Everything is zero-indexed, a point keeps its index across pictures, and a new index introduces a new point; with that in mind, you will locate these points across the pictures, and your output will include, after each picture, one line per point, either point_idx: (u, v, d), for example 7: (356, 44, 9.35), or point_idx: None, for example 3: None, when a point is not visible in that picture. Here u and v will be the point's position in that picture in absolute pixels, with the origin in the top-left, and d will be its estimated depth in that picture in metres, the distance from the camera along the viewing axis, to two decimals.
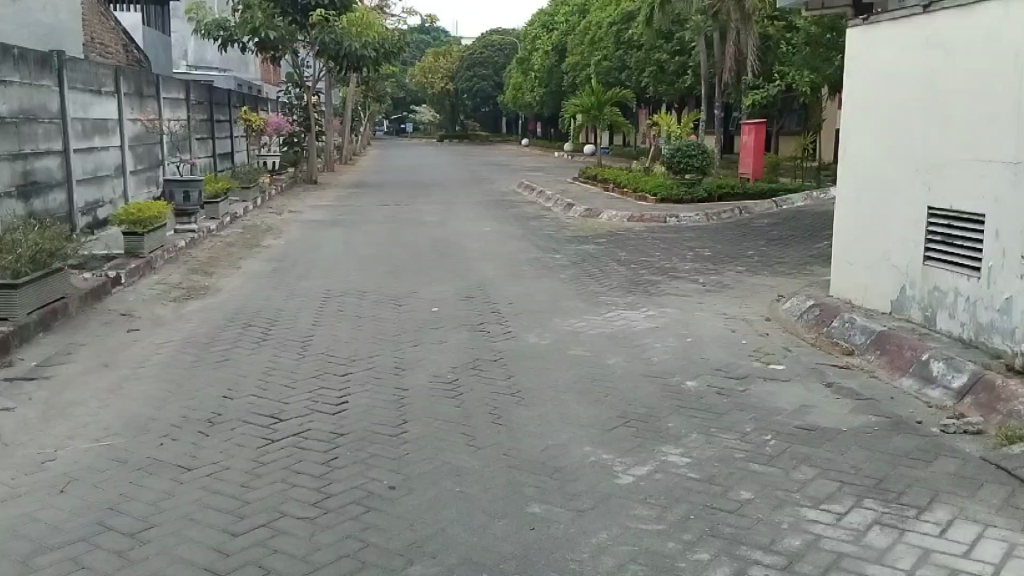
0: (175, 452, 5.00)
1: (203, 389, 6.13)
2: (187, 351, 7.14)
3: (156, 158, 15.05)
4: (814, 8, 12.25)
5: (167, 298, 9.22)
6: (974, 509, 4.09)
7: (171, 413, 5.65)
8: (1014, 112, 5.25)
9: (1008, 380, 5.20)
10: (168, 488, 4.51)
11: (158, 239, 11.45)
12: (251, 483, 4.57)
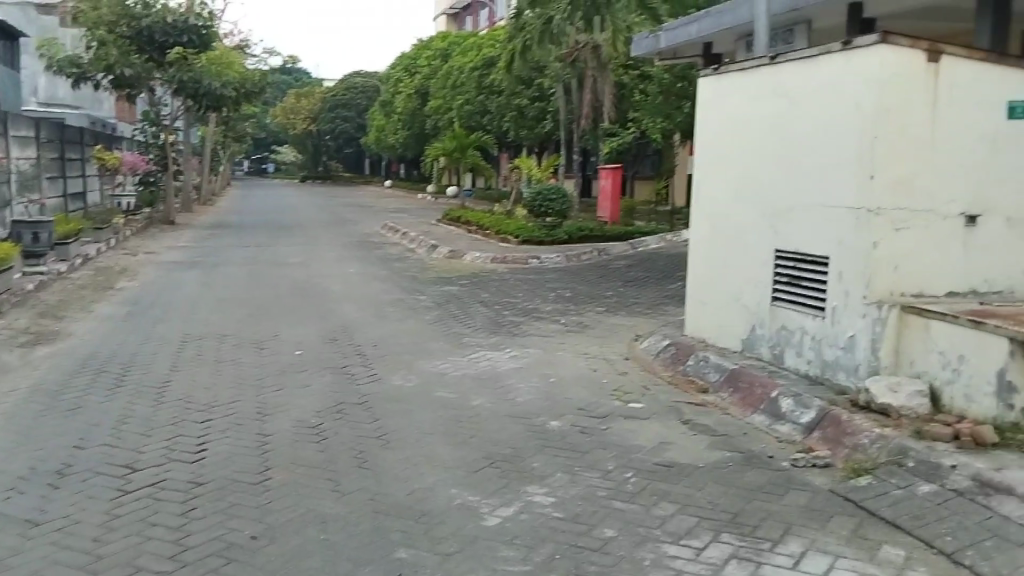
0: (22, 507, 4.56)
1: (52, 439, 5.65)
2: (36, 399, 6.59)
3: (4, 198, 13.99)
4: (668, 59, 12.91)
5: (16, 344, 8.52)
6: (823, 541, 4.29)
7: (18, 464, 5.18)
8: (852, 160, 5.63)
9: (851, 415, 5.53)
10: (15, 544, 4.11)
11: (4, 283, 10.60)
12: (105, 536, 4.23)
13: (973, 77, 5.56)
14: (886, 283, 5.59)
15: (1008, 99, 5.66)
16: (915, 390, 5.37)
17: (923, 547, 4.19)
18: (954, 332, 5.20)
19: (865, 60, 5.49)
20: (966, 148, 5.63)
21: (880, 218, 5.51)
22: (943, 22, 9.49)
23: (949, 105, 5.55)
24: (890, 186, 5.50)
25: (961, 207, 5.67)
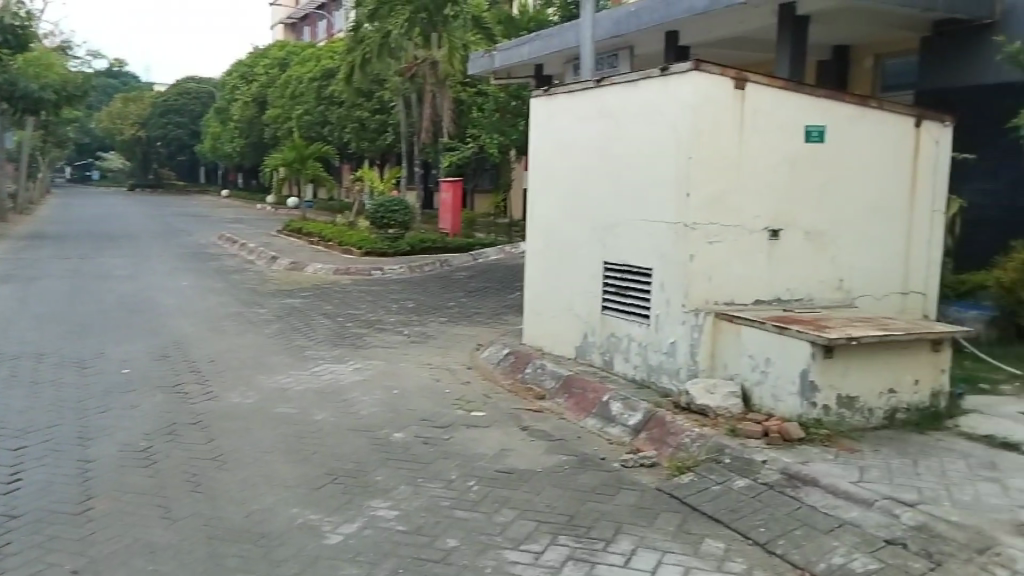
0: None
1: None
2: None
3: None
4: (502, 79, 13.30)
5: None
6: (651, 538, 4.54)
7: None
8: (670, 178, 6.01)
9: (674, 416, 5.88)
10: None
11: None
12: None
13: (775, 102, 5.95)
14: (702, 292, 5.99)
15: (808, 122, 6.07)
16: (729, 391, 5.79)
17: (740, 539, 4.51)
18: (762, 337, 5.64)
19: (680, 85, 5.88)
20: (770, 167, 6.00)
21: (696, 232, 5.90)
22: (750, 49, 10.31)
23: (754, 128, 5.93)
24: (704, 203, 5.88)
25: (766, 222, 6.05)
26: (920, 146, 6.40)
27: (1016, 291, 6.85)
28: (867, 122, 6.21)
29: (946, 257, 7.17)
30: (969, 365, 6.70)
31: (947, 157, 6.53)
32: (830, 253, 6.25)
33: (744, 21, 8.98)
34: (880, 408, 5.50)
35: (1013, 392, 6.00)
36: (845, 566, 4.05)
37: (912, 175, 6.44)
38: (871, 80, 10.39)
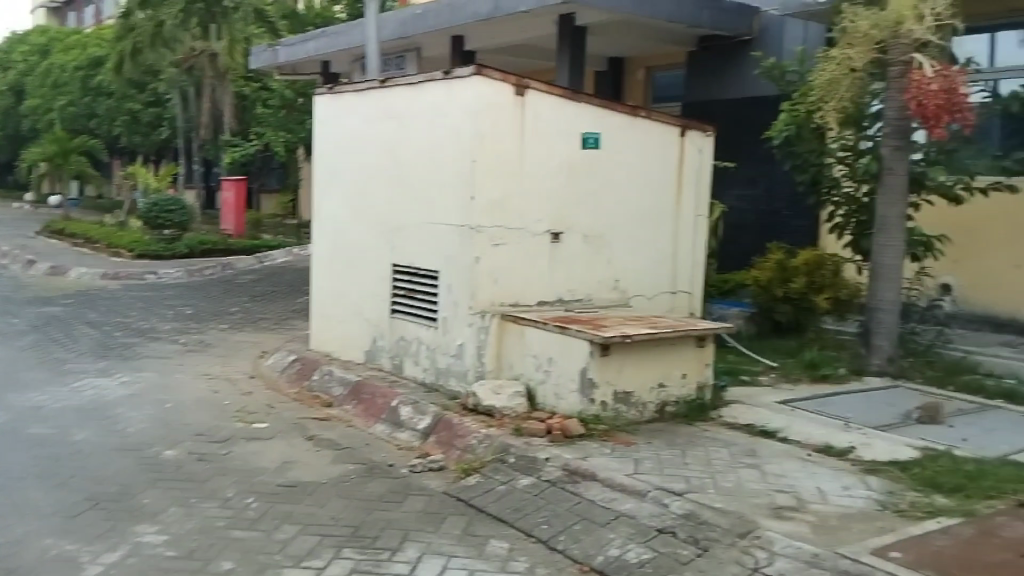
0: None
1: None
2: None
3: None
4: (288, 75, 12.84)
5: None
6: (437, 543, 4.49)
7: None
8: (455, 180, 6.02)
9: (462, 418, 5.88)
10: None
11: None
12: None
13: (554, 109, 6.12)
14: (488, 294, 6.05)
15: (584, 130, 6.29)
16: (514, 391, 5.88)
17: (524, 538, 4.58)
18: (544, 338, 5.78)
19: (464, 88, 5.91)
20: (550, 172, 6.17)
21: (481, 235, 5.95)
22: (533, 56, 10.63)
23: (534, 134, 6.07)
24: (488, 206, 5.94)
25: (548, 225, 6.20)
26: (685, 155, 6.83)
27: (772, 287, 7.49)
28: (637, 131, 6.54)
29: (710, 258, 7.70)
30: (731, 359, 7.15)
31: (708, 165, 7.00)
32: (606, 255, 6.52)
33: (526, 29, 9.22)
34: (652, 402, 5.79)
35: (770, 381, 6.50)
36: (621, 558, 4.21)
37: (679, 181, 6.85)
38: (642, 89, 10.99)
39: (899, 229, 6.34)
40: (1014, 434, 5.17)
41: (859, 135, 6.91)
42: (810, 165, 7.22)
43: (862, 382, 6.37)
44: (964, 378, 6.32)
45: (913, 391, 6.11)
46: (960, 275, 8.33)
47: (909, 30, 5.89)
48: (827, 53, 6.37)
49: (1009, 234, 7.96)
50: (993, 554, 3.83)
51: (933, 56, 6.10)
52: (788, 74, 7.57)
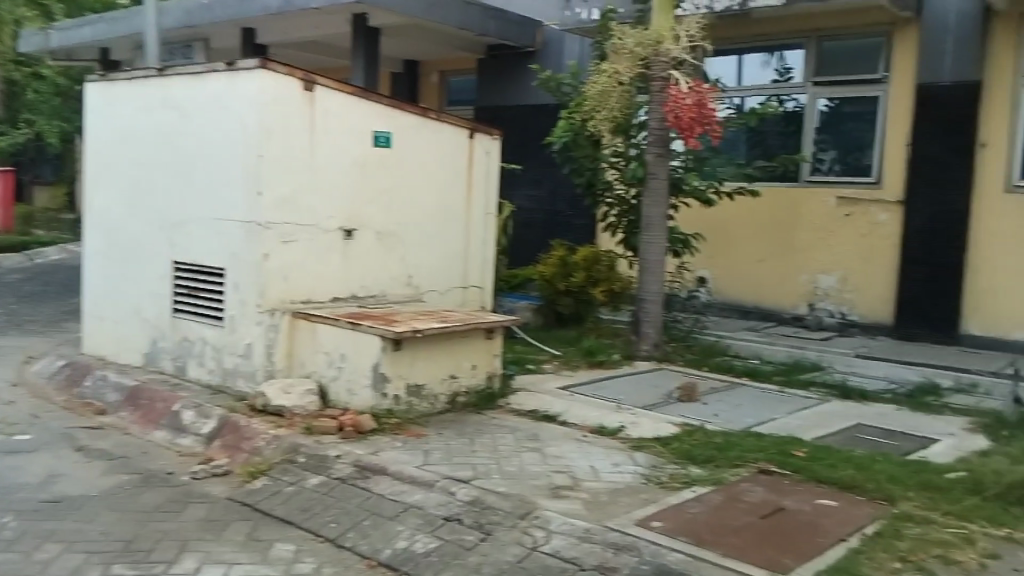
0: None
1: None
2: None
3: None
4: (60, 60, 11.92)
5: None
6: (219, 551, 4.34)
7: None
8: (240, 174, 5.85)
9: (250, 420, 5.69)
10: None
11: None
12: None
13: (343, 106, 6.12)
14: (277, 292, 5.91)
15: (375, 128, 6.34)
16: (305, 390, 5.78)
17: (311, 538, 4.52)
18: (336, 334, 5.75)
19: (249, 81, 5.78)
20: (340, 169, 6.15)
21: (269, 231, 5.81)
22: (328, 53, 10.58)
23: (324, 130, 6.03)
24: (275, 202, 5.82)
25: (338, 221, 6.17)
26: (474, 158, 7.05)
27: (555, 282, 7.89)
28: (428, 133, 6.68)
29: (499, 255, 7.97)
30: (518, 349, 7.43)
31: (495, 167, 7.26)
32: (398, 253, 6.58)
33: (319, 25, 9.15)
34: (444, 393, 5.89)
35: (552, 369, 6.84)
36: (408, 549, 4.27)
37: (469, 183, 7.06)
38: (438, 95, 11.21)
39: (661, 228, 6.85)
40: (759, 407, 5.74)
41: (627, 143, 7.40)
42: (586, 168, 7.62)
43: (632, 366, 6.85)
44: (717, 360, 6.94)
45: (675, 372, 6.66)
46: (713, 270, 9.28)
47: (668, 49, 6.39)
48: (597, 66, 6.89)
49: (751, 233, 8.99)
50: (738, 518, 4.24)
51: (688, 75, 6.62)
52: (562, 86, 7.95)
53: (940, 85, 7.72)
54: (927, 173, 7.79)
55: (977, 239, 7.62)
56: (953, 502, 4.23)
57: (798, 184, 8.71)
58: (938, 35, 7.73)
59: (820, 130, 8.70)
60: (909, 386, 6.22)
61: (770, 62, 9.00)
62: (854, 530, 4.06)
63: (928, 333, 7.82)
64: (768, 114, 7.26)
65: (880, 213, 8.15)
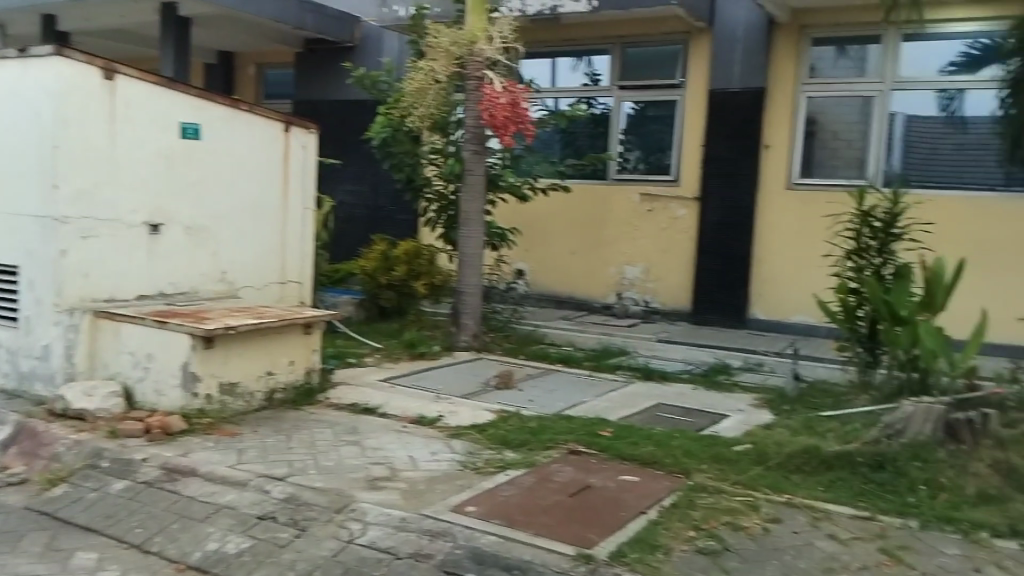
0: None
1: None
2: None
3: None
4: None
5: None
6: (12, 564, 4.04)
7: None
8: (34, 166, 5.50)
9: (49, 425, 5.33)
10: None
11: None
12: None
13: (148, 96, 5.87)
14: (75, 289, 5.58)
15: (182, 119, 6.12)
16: (109, 392, 5.48)
17: (115, 545, 4.26)
18: (143, 334, 5.49)
19: (42, 67, 5.44)
20: (145, 161, 5.90)
21: (67, 226, 5.48)
22: (139, 43, 10.25)
23: (127, 121, 5.76)
24: (73, 195, 5.49)
25: (144, 216, 5.92)
26: (289, 152, 6.94)
27: (376, 276, 7.97)
28: (239, 124, 6.52)
29: (320, 251, 7.88)
30: (339, 343, 7.38)
31: (313, 162, 7.18)
32: (210, 248, 6.40)
33: (127, 13, 8.80)
34: (260, 390, 5.76)
35: (373, 362, 6.85)
36: (219, 551, 4.07)
37: (284, 178, 6.94)
38: (254, 85, 11.19)
39: (480, 221, 7.01)
40: (571, 391, 6.02)
41: (446, 139, 7.55)
42: (406, 164, 7.72)
43: (452, 357, 6.98)
44: (534, 348, 7.19)
45: (494, 361, 6.85)
46: (530, 262, 9.57)
47: (481, 49, 6.61)
48: (414, 63, 6.93)
49: (565, 228, 9.36)
50: (548, 497, 4.36)
51: (502, 75, 6.85)
52: (378, 83, 7.96)
53: (731, 90, 8.39)
54: (720, 173, 8.44)
55: (763, 232, 8.35)
56: (741, 472, 4.63)
57: (605, 181, 9.18)
58: (727, 44, 8.40)
59: (625, 132, 9.20)
60: (702, 366, 6.74)
61: (578, 65, 9.39)
62: (653, 503, 4.31)
63: (722, 319, 8.49)
64: (577, 116, 7.61)
65: (679, 209, 8.75)
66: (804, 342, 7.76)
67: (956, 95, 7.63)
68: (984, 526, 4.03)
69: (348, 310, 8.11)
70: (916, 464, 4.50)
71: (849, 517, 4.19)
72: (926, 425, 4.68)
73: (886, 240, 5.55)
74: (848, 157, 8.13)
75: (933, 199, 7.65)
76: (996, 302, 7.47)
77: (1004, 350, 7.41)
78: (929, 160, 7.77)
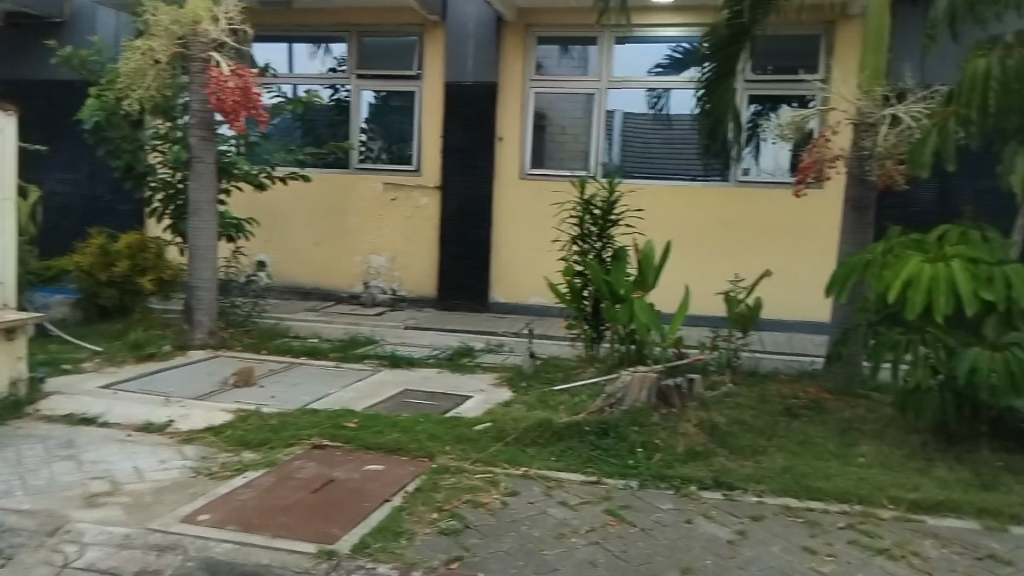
0: None
1: None
2: None
3: None
4: None
5: None
6: None
7: None
8: None
9: None
10: None
11: None
12: None
13: None
14: None
15: None
16: None
17: None
18: None
19: None
20: None
21: None
22: None
23: None
24: None
25: None
26: None
27: (94, 272, 7.39)
28: None
29: (27, 247, 7.18)
30: (52, 348, 6.76)
31: (11, 138, 5.63)
32: None
33: None
34: None
35: (92, 367, 6.35)
36: None
37: None
38: None
39: (210, 212, 6.79)
40: (314, 384, 5.98)
41: (171, 124, 7.22)
42: (124, 150, 7.37)
43: (185, 356, 6.66)
44: (276, 341, 7.03)
45: (231, 358, 6.62)
46: (271, 253, 9.34)
47: (206, 30, 6.33)
48: (129, 43, 6.59)
49: (307, 217, 9.21)
50: (288, 496, 4.30)
51: (231, 57, 6.61)
52: (88, 63, 7.44)
53: (464, 83, 8.61)
54: (458, 162, 8.67)
55: (501, 217, 8.72)
56: (481, 450, 4.82)
57: (347, 170, 9.12)
58: (460, 38, 8.60)
59: (367, 121, 9.14)
60: (447, 350, 6.95)
61: (316, 53, 9.22)
62: (398, 490, 4.36)
63: (466, 304, 8.75)
64: (314, 102, 7.49)
65: (421, 198, 8.90)
66: (537, 322, 8.23)
67: (663, 93, 8.37)
68: (693, 480, 4.50)
69: (63, 312, 7.52)
70: (635, 429, 4.92)
71: (578, 483, 4.51)
72: (642, 393, 5.11)
73: (605, 227, 5.99)
74: (574, 150, 8.64)
75: (643, 186, 8.40)
76: (699, 279, 8.34)
77: (704, 321, 8.33)
78: (643, 153, 8.47)
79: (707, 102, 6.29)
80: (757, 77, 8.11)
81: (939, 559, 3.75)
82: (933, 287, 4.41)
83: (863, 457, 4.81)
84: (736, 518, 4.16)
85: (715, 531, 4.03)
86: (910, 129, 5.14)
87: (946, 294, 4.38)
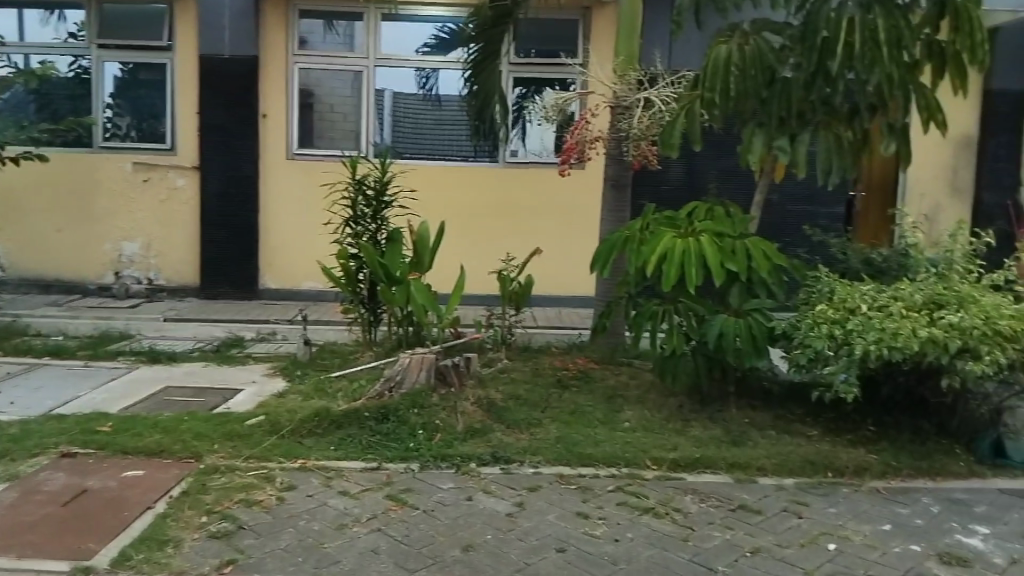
0: None
1: None
2: None
3: None
4: None
5: None
6: None
7: None
8: None
9: None
10: None
11: None
12: None
13: None
14: None
15: None
16: None
17: None
18: None
19: None
20: None
21: None
22: None
23: None
24: None
25: None
26: None
27: None
28: None
29: None
30: None
31: None
32: None
33: None
34: None
35: None
36: None
37: None
38: None
39: None
40: (62, 387, 5.44)
41: None
42: None
43: None
44: (14, 341, 6.30)
45: None
46: (6, 243, 8.38)
47: None
48: None
49: (49, 200, 8.33)
50: (33, 512, 3.86)
51: None
52: None
53: (221, 57, 8.11)
54: (219, 141, 8.18)
55: (272, 198, 8.36)
56: (253, 446, 4.60)
57: (92, 149, 8.35)
58: (213, 8, 8.04)
59: (113, 95, 8.39)
60: (214, 342, 6.58)
61: (49, 19, 8.33)
62: (161, 495, 4.06)
63: (234, 292, 8.31)
64: (51, 73, 6.74)
65: (178, 178, 8.30)
66: (312, 307, 7.98)
67: (431, 73, 8.36)
68: (472, 458, 4.55)
69: None
70: (415, 411, 4.89)
71: (358, 471, 4.42)
72: (421, 374, 5.09)
73: (378, 208, 5.86)
74: (344, 129, 8.42)
75: (418, 166, 8.37)
76: (474, 257, 8.45)
77: (479, 301, 8.46)
78: (414, 133, 8.43)
79: (475, 83, 6.35)
80: (521, 59, 8.30)
81: (698, 513, 4.06)
82: (685, 260, 4.72)
83: (627, 422, 5.10)
84: (514, 491, 4.26)
85: (495, 505, 4.11)
86: (661, 111, 5.43)
87: (696, 266, 4.70)
